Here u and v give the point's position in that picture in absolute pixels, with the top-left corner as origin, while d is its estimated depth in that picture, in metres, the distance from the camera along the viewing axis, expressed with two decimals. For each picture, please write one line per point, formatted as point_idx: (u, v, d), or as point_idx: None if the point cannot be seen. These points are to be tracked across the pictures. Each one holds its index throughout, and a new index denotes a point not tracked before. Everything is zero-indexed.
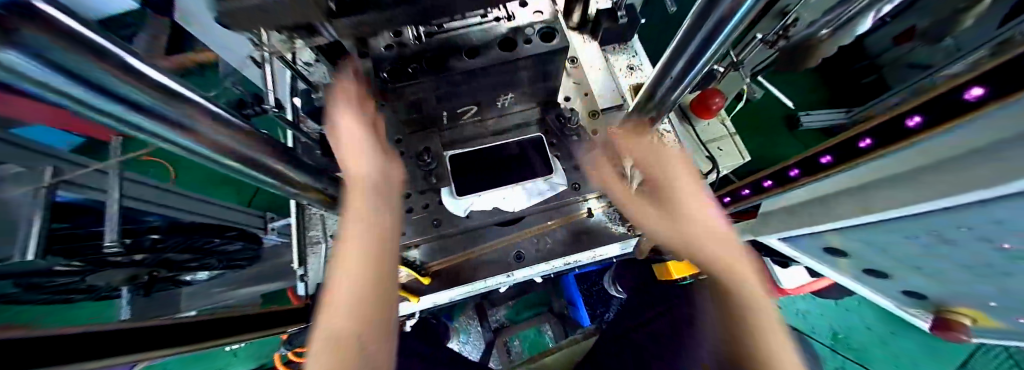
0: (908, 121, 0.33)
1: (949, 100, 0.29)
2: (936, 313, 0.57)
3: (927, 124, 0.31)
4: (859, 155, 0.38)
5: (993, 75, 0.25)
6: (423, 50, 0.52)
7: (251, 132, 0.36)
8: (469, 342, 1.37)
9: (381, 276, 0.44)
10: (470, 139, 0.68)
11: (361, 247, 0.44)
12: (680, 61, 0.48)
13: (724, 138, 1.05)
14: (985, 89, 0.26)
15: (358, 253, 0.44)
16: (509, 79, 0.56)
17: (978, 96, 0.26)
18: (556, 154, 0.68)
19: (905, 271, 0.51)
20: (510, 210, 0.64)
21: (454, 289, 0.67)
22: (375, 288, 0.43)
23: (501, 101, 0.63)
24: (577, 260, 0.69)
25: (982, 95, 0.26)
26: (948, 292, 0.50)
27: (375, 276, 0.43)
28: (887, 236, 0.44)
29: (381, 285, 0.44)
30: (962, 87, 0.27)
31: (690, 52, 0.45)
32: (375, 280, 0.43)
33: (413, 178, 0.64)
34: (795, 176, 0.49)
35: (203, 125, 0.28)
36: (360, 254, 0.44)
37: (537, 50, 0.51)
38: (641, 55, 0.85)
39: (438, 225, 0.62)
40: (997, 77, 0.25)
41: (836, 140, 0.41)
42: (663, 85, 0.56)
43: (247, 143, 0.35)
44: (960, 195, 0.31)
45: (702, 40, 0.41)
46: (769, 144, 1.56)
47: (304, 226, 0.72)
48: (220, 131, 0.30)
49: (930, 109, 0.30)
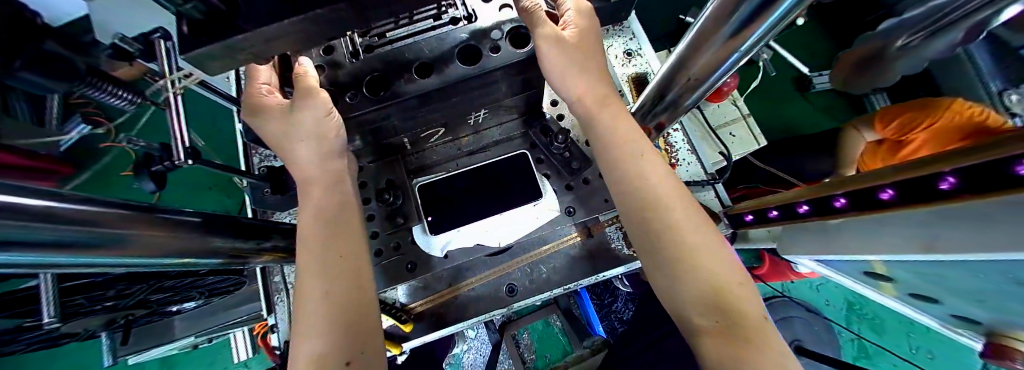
0: (1014, 168, 0.21)
1: None
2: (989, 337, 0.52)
3: None
4: (940, 198, 0.27)
5: None
6: (361, 71, 0.42)
7: (110, 214, 0.27)
8: (477, 337, 1.30)
9: (358, 314, 0.36)
10: (442, 162, 0.58)
11: (326, 283, 0.36)
12: (693, 63, 0.38)
13: (738, 120, 0.93)
14: None
15: (321, 294, 0.36)
16: (470, 97, 0.45)
17: None
18: (544, 172, 0.57)
19: (960, 300, 0.43)
20: (495, 245, 0.54)
21: (438, 332, 0.60)
22: (351, 333, 0.34)
23: (472, 117, 0.53)
24: (578, 285, 0.60)
25: None
26: (1006, 322, 0.42)
27: (349, 317, 0.35)
28: (948, 271, 0.36)
29: (358, 326, 0.35)
30: None
31: (707, 50, 0.34)
32: (351, 322, 0.35)
33: (380, 216, 0.55)
34: (841, 207, 0.40)
35: (32, 228, 0.20)
36: (326, 292, 0.36)
37: (506, 58, 0.41)
38: (641, 37, 0.73)
39: (413, 269, 0.53)
40: None
41: (909, 173, 0.31)
42: (670, 89, 0.46)
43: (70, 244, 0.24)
44: None
45: (729, 34, 0.29)
46: (783, 112, 1.53)
47: (266, 273, 0.66)
48: (56, 230, 0.22)
49: None
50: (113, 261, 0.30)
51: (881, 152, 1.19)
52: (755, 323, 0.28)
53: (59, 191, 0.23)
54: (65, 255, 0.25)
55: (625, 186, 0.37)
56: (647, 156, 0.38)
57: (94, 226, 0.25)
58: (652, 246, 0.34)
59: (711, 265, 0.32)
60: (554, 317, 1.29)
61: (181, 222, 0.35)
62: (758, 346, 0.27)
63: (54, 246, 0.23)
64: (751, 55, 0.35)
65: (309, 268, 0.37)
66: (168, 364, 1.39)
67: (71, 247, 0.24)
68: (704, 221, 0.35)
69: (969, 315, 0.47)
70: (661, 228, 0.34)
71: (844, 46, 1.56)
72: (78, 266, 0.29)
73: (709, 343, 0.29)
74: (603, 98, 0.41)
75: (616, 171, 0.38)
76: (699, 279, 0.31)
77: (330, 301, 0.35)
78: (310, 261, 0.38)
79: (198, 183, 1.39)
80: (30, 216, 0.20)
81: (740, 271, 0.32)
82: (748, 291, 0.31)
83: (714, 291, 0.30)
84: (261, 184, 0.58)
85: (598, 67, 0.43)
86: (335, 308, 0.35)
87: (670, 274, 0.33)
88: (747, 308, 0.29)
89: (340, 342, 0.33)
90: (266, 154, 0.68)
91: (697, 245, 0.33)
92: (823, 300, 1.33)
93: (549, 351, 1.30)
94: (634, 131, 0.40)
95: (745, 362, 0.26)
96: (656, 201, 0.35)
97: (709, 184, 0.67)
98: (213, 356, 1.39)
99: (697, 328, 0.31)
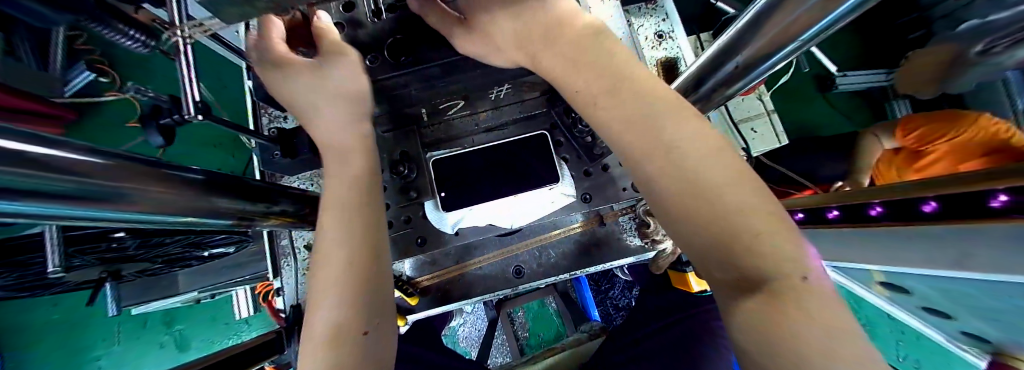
0: None
1: None
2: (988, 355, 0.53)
3: None
4: (988, 216, 0.26)
5: None
6: (382, 33, 0.40)
7: (125, 168, 0.26)
8: (473, 312, 1.36)
9: (379, 291, 0.36)
10: (456, 138, 0.57)
11: (348, 254, 0.35)
12: (740, 52, 0.35)
13: (760, 116, 0.90)
14: None
15: (346, 260, 0.35)
16: (495, 70, 0.43)
17: None
18: (562, 156, 0.56)
19: (972, 316, 0.44)
20: (506, 226, 0.54)
21: (444, 306, 0.62)
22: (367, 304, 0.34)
23: (494, 92, 0.50)
24: (585, 271, 0.61)
25: None
26: (1012, 341, 0.43)
27: (364, 291, 0.34)
28: (972, 288, 0.36)
29: (374, 299, 0.35)
30: None
31: (763, 39, 0.31)
32: (365, 296, 0.34)
33: (392, 188, 0.54)
34: (877, 215, 0.38)
35: (41, 177, 0.19)
36: (347, 261, 0.35)
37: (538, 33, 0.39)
38: (673, 19, 0.68)
39: (423, 244, 0.53)
40: None
41: (961, 187, 0.29)
42: (711, 79, 0.43)
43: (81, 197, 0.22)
44: None
45: (786, 25, 0.28)
46: (801, 112, 1.49)
47: (273, 236, 0.66)
48: (59, 180, 0.20)
49: None
50: (110, 216, 0.28)
51: (896, 161, 1.15)
52: (793, 286, 0.21)
53: (63, 139, 0.21)
54: (73, 206, 0.24)
55: (617, 132, 0.31)
56: (645, 92, 0.31)
57: (106, 179, 0.23)
58: (661, 204, 0.28)
59: (729, 214, 0.24)
60: (550, 298, 1.33)
61: (188, 180, 0.33)
62: (801, 317, 0.20)
63: (57, 196, 0.21)
64: (790, 58, 0.35)
65: (334, 236, 0.36)
66: (171, 315, 1.43)
67: (77, 198, 0.23)
68: (732, 166, 0.26)
69: (979, 333, 0.48)
70: (676, 176, 0.27)
71: (875, 47, 1.50)
72: (81, 218, 0.27)
73: (744, 309, 0.23)
74: (587, 41, 0.35)
75: (607, 113, 0.32)
76: (710, 231, 0.25)
77: (352, 269, 0.35)
78: (337, 226, 0.37)
79: (201, 139, 1.37)
80: (38, 164, 0.18)
81: (775, 220, 0.24)
82: (800, 255, 0.23)
83: (747, 253, 0.23)
84: (271, 146, 0.57)
85: (562, 15, 0.38)
86: (359, 279, 0.34)
87: (691, 231, 0.26)
88: (777, 264, 0.22)
89: (360, 311, 0.33)
90: (275, 114, 0.66)
91: (730, 197, 0.24)
92: None
93: (541, 329, 1.33)
94: (640, 71, 0.33)
95: (781, 333, 0.21)
96: (666, 146, 0.28)
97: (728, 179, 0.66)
98: (217, 312, 1.43)
99: (727, 297, 0.25)
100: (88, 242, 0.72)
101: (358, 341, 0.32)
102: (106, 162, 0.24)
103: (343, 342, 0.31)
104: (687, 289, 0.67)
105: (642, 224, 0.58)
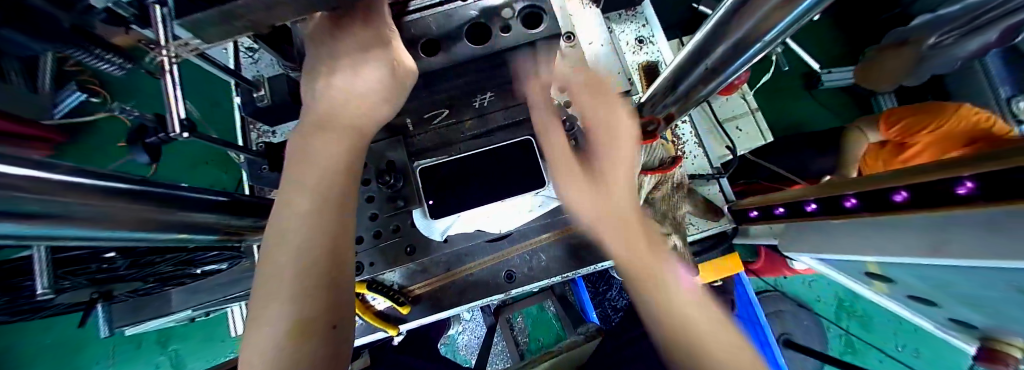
0: None
1: None
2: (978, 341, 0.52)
3: None
4: (956, 203, 0.29)
5: None
6: None
7: (109, 188, 0.26)
8: (472, 319, 1.36)
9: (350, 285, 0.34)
10: (441, 146, 0.57)
11: (303, 247, 0.30)
12: (709, 53, 0.36)
13: (745, 115, 0.92)
14: None
15: (309, 232, 0.31)
16: (478, 79, 0.43)
17: None
18: (548, 160, 0.57)
19: (957, 304, 0.45)
20: (495, 232, 0.55)
21: (438, 313, 0.61)
22: (331, 295, 0.30)
23: (478, 100, 0.51)
24: (576, 273, 0.60)
25: None
26: (1001, 326, 0.43)
27: (326, 282, 0.30)
28: (952, 277, 0.37)
29: (335, 288, 0.31)
30: None
31: (728, 43, 0.33)
32: (327, 287, 0.30)
33: (379, 198, 0.54)
34: (853, 207, 0.40)
35: (18, 202, 0.19)
36: (299, 251, 0.30)
37: (517, 39, 0.36)
38: (653, 24, 0.70)
39: (412, 253, 0.54)
40: None
41: (926, 178, 0.32)
42: (685, 81, 0.44)
43: (54, 219, 0.22)
44: None
45: (750, 27, 0.28)
46: (788, 108, 1.52)
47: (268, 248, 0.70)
48: (29, 206, 0.20)
49: None
50: (95, 235, 0.28)
51: (882, 154, 1.16)
52: None
53: (54, 161, 0.22)
54: (55, 228, 0.24)
55: None
56: None
57: (84, 201, 0.24)
58: None
59: None
60: (549, 302, 1.32)
61: (173, 196, 0.33)
62: None
63: (34, 219, 0.21)
64: (769, 49, 0.34)
65: (288, 225, 0.31)
66: (166, 335, 1.41)
67: (56, 220, 0.23)
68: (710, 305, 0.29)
69: (966, 319, 0.49)
70: None
71: (856, 43, 1.53)
72: (65, 238, 0.27)
73: None
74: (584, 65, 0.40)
75: None
76: None
77: (308, 260, 0.30)
78: (290, 214, 0.32)
79: (195, 156, 1.37)
80: (8, 190, 0.18)
81: None
82: None
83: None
84: (260, 160, 0.57)
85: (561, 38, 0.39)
86: (319, 272, 0.30)
87: None
88: None
89: (322, 302, 0.30)
90: (263, 129, 0.66)
91: (680, 313, 0.38)
92: (817, 298, 1.44)
93: (542, 333, 1.34)
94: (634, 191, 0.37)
95: None
96: None
97: (714, 179, 0.68)
98: (212, 330, 1.41)
99: None
100: (77, 263, 0.72)
101: (326, 335, 0.30)
102: (84, 179, 0.23)
103: (311, 335, 0.28)
104: None
105: None
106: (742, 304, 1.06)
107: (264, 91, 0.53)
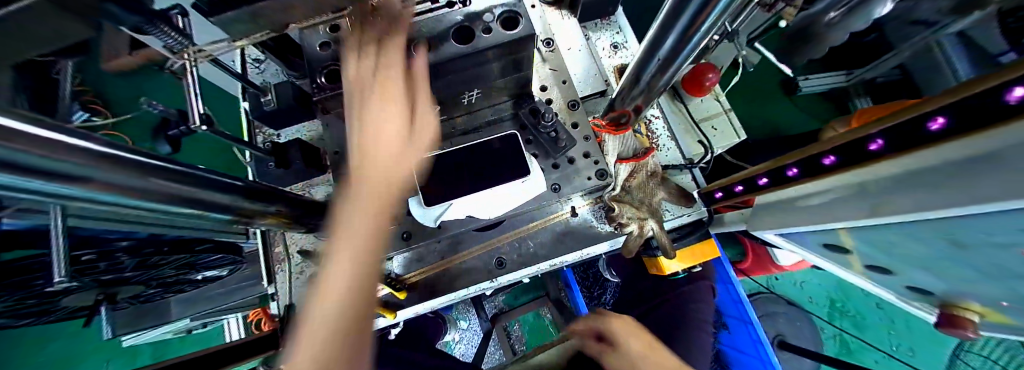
0: (931, 123, 0.26)
1: (961, 95, 0.23)
2: (942, 309, 0.56)
3: (954, 129, 0.24)
4: (871, 158, 0.33)
5: (958, 109, 0.23)
6: None
7: (145, 162, 0.30)
8: (469, 327, 1.37)
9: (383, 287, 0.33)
10: (434, 141, 0.62)
11: (348, 233, 0.32)
12: (663, 44, 0.42)
13: (719, 115, 0.98)
14: (944, 119, 0.25)
15: (357, 221, 0.33)
16: (466, 75, 0.48)
17: (941, 125, 0.25)
18: (533, 152, 0.62)
19: (909, 268, 0.48)
20: (485, 217, 0.59)
21: (434, 300, 0.65)
22: (362, 288, 0.30)
23: (466, 97, 0.56)
24: (563, 261, 0.64)
25: (944, 124, 0.25)
26: (952, 287, 0.47)
27: (362, 271, 0.31)
28: (894, 236, 0.41)
29: (370, 282, 0.31)
30: (925, 116, 0.26)
31: (676, 32, 0.38)
32: (362, 277, 0.31)
33: None
34: (793, 175, 0.45)
35: (82, 161, 0.23)
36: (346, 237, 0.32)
37: (498, 39, 0.42)
38: (626, 31, 0.77)
39: (409, 237, 0.58)
40: (960, 110, 0.23)
41: (840, 138, 0.36)
42: (647, 71, 0.50)
43: (97, 184, 0.26)
44: (966, 204, 0.26)
45: (692, 16, 0.34)
46: (766, 112, 1.59)
47: (267, 244, 0.75)
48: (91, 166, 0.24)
49: (961, 109, 0.23)
50: (112, 200, 0.31)
51: None
52: None
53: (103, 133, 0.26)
54: (101, 192, 0.28)
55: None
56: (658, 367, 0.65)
57: (125, 169, 0.28)
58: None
59: None
60: (545, 308, 1.34)
61: (196, 174, 0.38)
62: None
63: (88, 181, 0.25)
64: (710, 37, 0.40)
65: (343, 214, 0.34)
66: (162, 349, 1.40)
67: (105, 183, 0.27)
68: None
69: (921, 286, 0.52)
70: None
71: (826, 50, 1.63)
72: (90, 201, 0.30)
73: None
74: None
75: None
76: None
77: (349, 247, 0.31)
78: (346, 206, 0.34)
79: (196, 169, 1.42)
80: (76, 147, 0.22)
81: None
82: None
83: None
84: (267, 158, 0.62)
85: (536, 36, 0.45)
86: (358, 261, 0.31)
87: None
88: None
89: (350, 293, 0.29)
90: (269, 133, 0.72)
91: None
92: (806, 297, 1.45)
93: (539, 341, 1.35)
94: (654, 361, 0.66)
95: None
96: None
97: (687, 169, 0.73)
98: (209, 342, 1.41)
99: None
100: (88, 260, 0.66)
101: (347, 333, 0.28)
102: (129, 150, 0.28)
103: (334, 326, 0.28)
104: (659, 272, 0.72)
105: (607, 210, 0.65)
106: (731, 302, 1.06)
107: (270, 94, 0.59)
